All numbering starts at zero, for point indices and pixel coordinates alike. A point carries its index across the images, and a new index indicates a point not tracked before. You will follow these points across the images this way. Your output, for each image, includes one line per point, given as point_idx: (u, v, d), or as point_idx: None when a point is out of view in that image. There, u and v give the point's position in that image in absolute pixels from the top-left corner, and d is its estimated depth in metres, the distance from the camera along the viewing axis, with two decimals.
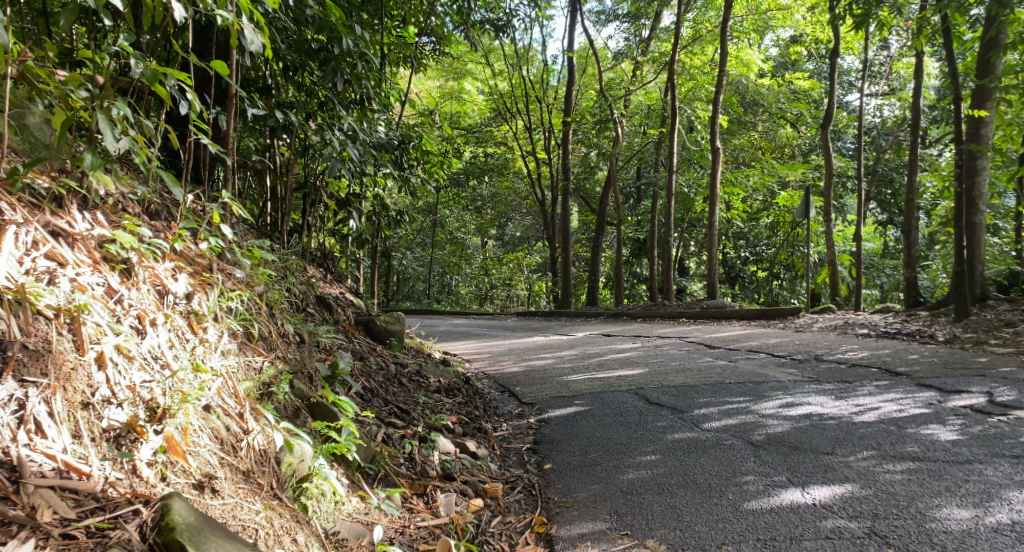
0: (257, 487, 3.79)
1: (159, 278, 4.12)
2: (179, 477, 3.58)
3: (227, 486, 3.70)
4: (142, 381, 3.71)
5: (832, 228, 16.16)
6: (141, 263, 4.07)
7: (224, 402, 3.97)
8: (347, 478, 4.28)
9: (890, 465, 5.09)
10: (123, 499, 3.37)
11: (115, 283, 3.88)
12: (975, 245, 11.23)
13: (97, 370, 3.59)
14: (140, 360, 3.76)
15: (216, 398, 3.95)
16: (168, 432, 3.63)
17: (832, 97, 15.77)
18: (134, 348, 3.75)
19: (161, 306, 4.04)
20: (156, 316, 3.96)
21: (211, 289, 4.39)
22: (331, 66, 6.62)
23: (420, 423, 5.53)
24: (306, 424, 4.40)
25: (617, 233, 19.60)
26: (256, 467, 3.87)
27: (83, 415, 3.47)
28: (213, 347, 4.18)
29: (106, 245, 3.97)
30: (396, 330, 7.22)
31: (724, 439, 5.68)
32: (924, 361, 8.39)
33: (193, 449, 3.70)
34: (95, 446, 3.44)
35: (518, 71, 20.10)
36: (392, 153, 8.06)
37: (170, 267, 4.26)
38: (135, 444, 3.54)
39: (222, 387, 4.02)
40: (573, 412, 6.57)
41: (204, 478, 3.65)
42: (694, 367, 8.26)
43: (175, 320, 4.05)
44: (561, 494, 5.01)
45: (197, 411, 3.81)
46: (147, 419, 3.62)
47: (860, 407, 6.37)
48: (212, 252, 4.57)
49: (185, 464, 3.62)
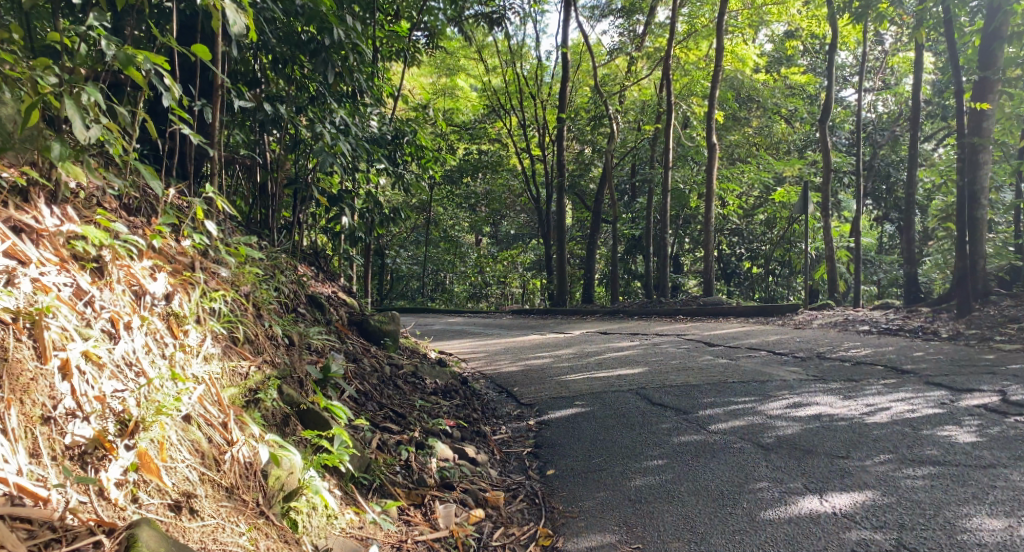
0: (241, 505, 3.54)
1: (135, 278, 3.85)
2: (152, 498, 3.31)
3: (208, 505, 3.44)
4: (113, 391, 3.44)
5: (831, 223, 15.80)
6: (115, 262, 3.81)
7: (206, 411, 3.72)
8: (340, 490, 4.03)
9: (910, 470, 4.85)
10: (84, 528, 3.06)
11: (84, 283, 3.63)
12: (978, 239, 10.99)
13: (61, 381, 3.31)
14: (111, 368, 3.48)
15: (197, 407, 3.69)
16: (140, 448, 3.36)
17: (830, 92, 15.47)
18: (104, 355, 3.49)
19: (136, 308, 3.78)
20: (131, 319, 3.70)
21: (193, 289, 4.14)
22: (321, 58, 6.42)
23: (416, 428, 5.29)
24: (295, 431, 4.15)
25: (613, 230, 19.18)
26: (241, 482, 3.62)
27: (43, 430, 3.18)
28: (195, 352, 3.92)
29: (75, 242, 3.71)
30: (391, 330, 6.97)
31: (732, 442, 5.43)
32: (930, 358, 8.16)
33: (169, 465, 3.43)
34: (56, 466, 3.15)
35: (512, 67, 19.73)
36: (385, 148, 7.80)
37: (148, 265, 4.00)
38: (103, 462, 3.26)
39: (204, 394, 3.78)
40: (575, 414, 6.33)
41: (181, 497, 3.39)
42: (695, 366, 8.02)
43: (152, 323, 3.80)
44: (565, 502, 4.77)
45: (175, 423, 3.56)
46: (117, 434, 3.34)
47: (871, 407, 6.13)
48: (194, 250, 4.34)
49: (159, 482, 3.35)
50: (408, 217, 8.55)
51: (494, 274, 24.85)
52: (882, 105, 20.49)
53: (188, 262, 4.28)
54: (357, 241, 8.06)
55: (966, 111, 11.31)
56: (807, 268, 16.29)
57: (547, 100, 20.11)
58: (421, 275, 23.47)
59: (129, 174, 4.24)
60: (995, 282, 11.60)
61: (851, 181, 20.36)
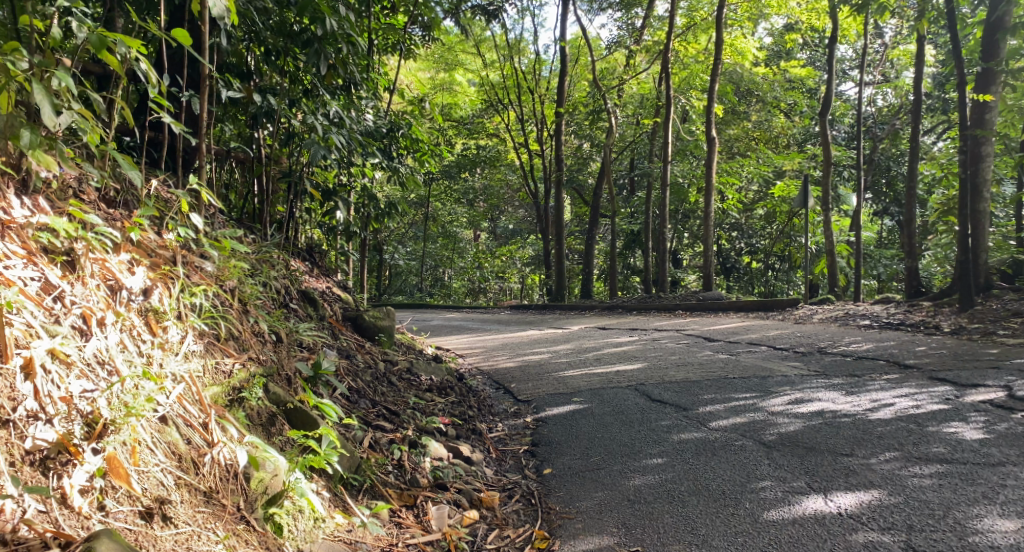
0: (219, 510, 3.42)
1: (110, 272, 3.71)
2: (122, 505, 3.20)
3: (183, 511, 3.32)
4: (81, 391, 3.32)
5: (831, 217, 15.60)
6: (88, 255, 3.67)
7: (185, 411, 3.58)
8: (328, 491, 3.90)
9: (916, 469, 4.72)
10: (40, 539, 2.96)
11: (54, 278, 3.50)
12: (980, 232, 10.82)
13: (24, 381, 3.20)
14: (80, 367, 3.36)
15: (176, 407, 3.56)
16: (108, 452, 3.24)
17: (831, 86, 15.28)
18: (72, 353, 3.36)
19: (111, 303, 3.65)
20: (104, 316, 3.57)
21: (174, 283, 4.00)
22: (314, 48, 6.20)
23: (410, 426, 5.16)
24: (282, 432, 4.00)
25: (612, 225, 18.99)
26: (220, 486, 3.49)
27: (3, 434, 3.07)
28: (174, 350, 3.79)
29: (44, 234, 3.58)
30: (385, 326, 6.83)
31: (734, 439, 5.30)
32: (932, 353, 8.02)
33: (140, 470, 3.30)
34: (16, 472, 3.05)
35: (509, 61, 19.55)
36: (379, 140, 7.64)
37: (125, 259, 3.86)
38: (68, 467, 3.15)
39: (184, 394, 3.64)
40: (572, 410, 6.19)
41: (153, 503, 3.27)
42: (695, 361, 7.88)
43: (128, 319, 3.66)
44: (563, 503, 4.63)
45: (149, 424, 3.43)
46: (83, 437, 3.23)
47: (875, 403, 5.99)
48: (176, 243, 4.18)
49: (129, 488, 3.23)
50: (403, 212, 8.40)
51: (493, 269, 24.42)
52: (882, 99, 20.31)
53: (169, 256, 4.13)
54: (351, 236, 7.91)
55: (968, 102, 11.16)
56: (808, 263, 16.10)
57: (545, 95, 19.90)
58: (420, 271, 23.27)
59: (108, 166, 4.12)
60: (997, 276, 11.45)
61: (852, 175, 20.16)
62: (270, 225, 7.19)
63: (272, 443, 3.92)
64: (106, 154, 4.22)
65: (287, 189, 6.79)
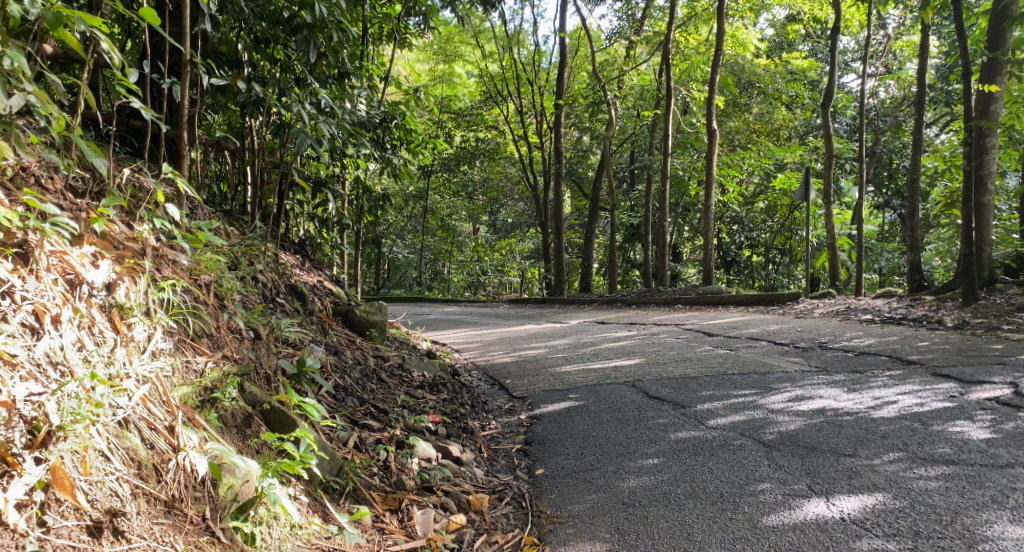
0: (180, 521, 3.30)
1: (69, 266, 3.56)
2: (66, 520, 3.07)
3: (138, 525, 3.20)
4: (29, 394, 3.17)
5: (832, 210, 15.37)
6: (45, 247, 3.50)
7: (149, 414, 3.45)
8: (306, 496, 3.76)
9: (922, 470, 4.55)
10: None
11: (4, 272, 3.33)
12: (985, 225, 10.60)
13: None
14: (28, 368, 3.22)
15: (138, 410, 3.42)
16: (52, 461, 3.10)
17: (833, 77, 15.06)
18: (19, 353, 3.22)
19: (69, 298, 3.49)
20: (60, 312, 3.41)
21: (141, 277, 3.85)
22: (303, 35, 5.94)
23: (398, 425, 4.98)
24: (258, 433, 3.83)
25: (611, 218, 18.74)
26: (183, 495, 3.37)
27: None
28: (140, 348, 3.65)
29: None
30: (377, 321, 6.65)
31: (733, 438, 5.12)
32: (935, 348, 7.84)
33: (91, 480, 3.17)
34: None
35: (509, 53, 19.28)
36: (372, 131, 7.43)
37: (88, 252, 3.70)
38: (5, 480, 3.01)
39: (149, 394, 3.51)
40: (568, 407, 6.02)
41: (103, 516, 3.14)
42: (694, 357, 7.70)
43: (88, 316, 3.51)
44: (554, 506, 4.46)
45: (107, 428, 3.29)
46: (25, 446, 3.08)
47: (877, 400, 5.81)
48: (146, 235, 4.02)
49: (74, 502, 3.10)
50: (398, 204, 8.21)
51: (492, 262, 23.19)
52: (885, 91, 20.03)
53: (138, 248, 3.97)
54: (343, 228, 7.72)
55: (974, 93, 10.94)
56: (808, 256, 15.86)
57: (545, 86, 19.63)
58: (419, 265, 23.06)
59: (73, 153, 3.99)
60: (999, 270, 11.26)
61: (854, 168, 19.90)
62: (259, 217, 7.01)
63: (247, 446, 3.75)
64: (71, 141, 4.09)
65: (275, 181, 6.60)
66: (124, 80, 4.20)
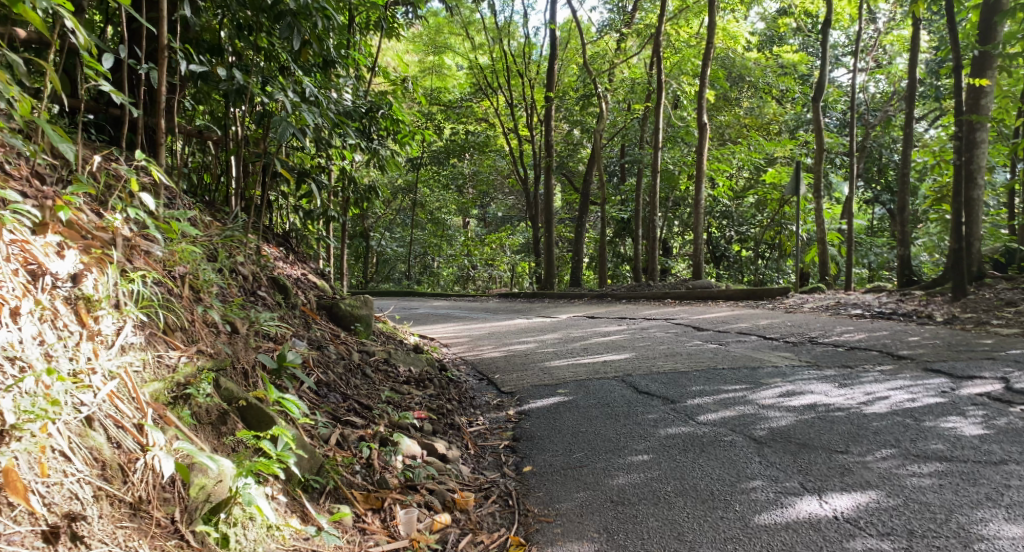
0: (146, 525, 3.19)
1: (32, 256, 3.46)
2: (19, 525, 2.96)
3: (100, 529, 3.09)
4: None
5: (822, 205, 15.28)
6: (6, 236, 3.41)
7: (116, 411, 3.36)
8: (285, 496, 3.66)
9: (915, 467, 4.47)
10: None
11: None
12: (974, 219, 10.54)
13: None
14: None
15: (105, 407, 3.33)
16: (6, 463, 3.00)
17: (824, 72, 14.95)
18: None
19: (31, 290, 3.39)
20: (20, 305, 3.31)
21: (110, 266, 3.74)
22: (286, 21, 5.83)
23: (381, 421, 4.87)
24: (234, 431, 3.72)
25: (602, 212, 18.60)
26: (151, 497, 3.27)
27: None
28: (108, 343, 3.55)
29: None
30: (363, 315, 6.53)
31: (723, 434, 5.03)
32: (925, 343, 7.77)
33: (48, 483, 3.06)
34: None
35: (499, 45, 19.10)
36: (358, 121, 7.29)
37: (53, 242, 3.60)
38: None
39: (117, 391, 3.42)
40: (556, 403, 5.92)
41: (61, 521, 3.04)
42: (684, 351, 7.61)
43: (52, 309, 3.42)
44: (542, 504, 4.36)
45: (67, 426, 3.19)
46: None
47: (868, 396, 5.73)
48: (115, 225, 3.92)
49: (29, 506, 2.99)
50: (385, 196, 8.08)
51: (482, 256, 23.07)
52: (876, 85, 19.96)
53: (108, 237, 3.87)
54: (329, 221, 7.60)
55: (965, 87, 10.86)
56: (798, 251, 15.78)
57: (534, 78, 19.47)
58: (408, 259, 22.92)
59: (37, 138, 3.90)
60: (988, 264, 11.19)
61: (844, 162, 19.84)
62: (243, 209, 6.88)
63: (222, 444, 3.64)
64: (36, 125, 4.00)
65: (257, 172, 6.46)
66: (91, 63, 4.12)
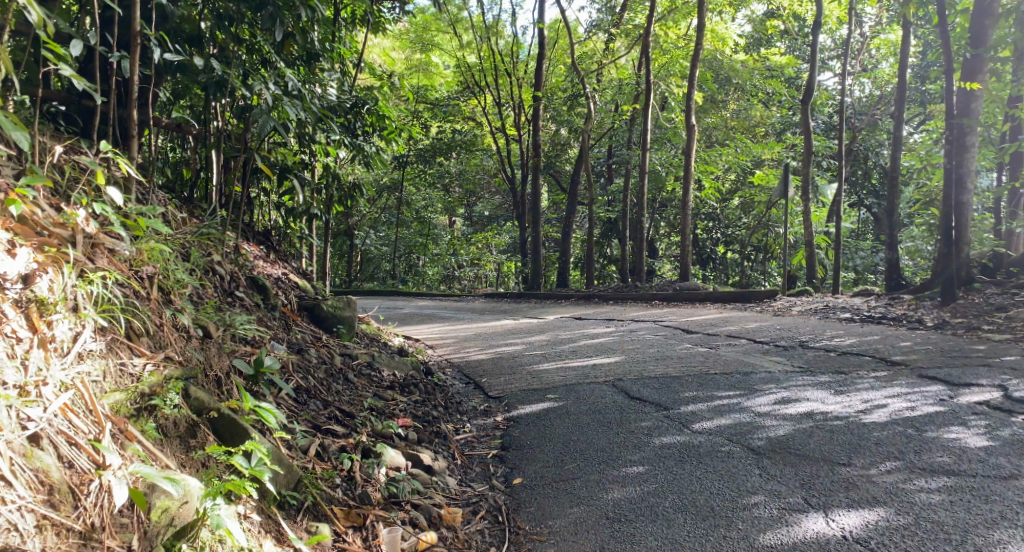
0: None
1: None
2: None
3: None
4: None
5: (810, 208, 15.10)
6: None
7: (69, 426, 3.12)
8: (259, 514, 3.43)
9: (922, 482, 4.27)
10: None
11: None
12: (963, 223, 10.34)
13: None
14: None
15: (56, 422, 3.09)
16: None
17: (813, 74, 14.74)
18: None
19: None
20: None
21: (66, 265, 3.50)
22: (269, 12, 5.58)
23: (364, 430, 4.64)
24: (204, 445, 3.49)
25: (589, 212, 18.33)
26: (107, 524, 3.02)
27: None
28: (64, 349, 3.30)
29: None
30: (345, 317, 6.28)
31: (720, 444, 4.82)
32: (919, 349, 7.59)
33: None
34: None
35: (486, 43, 18.83)
36: (340, 115, 7.02)
37: (4, 239, 3.35)
38: None
39: (71, 404, 3.18)
40: (546, 409, 5.69)
41: None
42: (675, 355, 7.41)
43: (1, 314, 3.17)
44: (533, 521, 4.15)
45: (13, 446, 2.95)
46: None
47: (867, 404, 5.52)
48: (75, 221, 3.70)
49: None
50: (369, 193, 7.82)
51: (468, 255, 22.85)
52: (863, 88, 19.79)
53: (65, 234, 3.63)
54: (311, 219, 7.34)
55: (954, 92, 10.27)
56: (785, 254, 15.56)
57: (523, 78, 19.23)
58: (393, 258, 22.66)
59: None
60: (977, 268, 10.99)
61: (832, 165, 19.71)
62: (221, 205, 6.62)
63: (191, 459, 3.40)
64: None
65: (237, 168, 6.21)
66: (52, 46, 4.02)
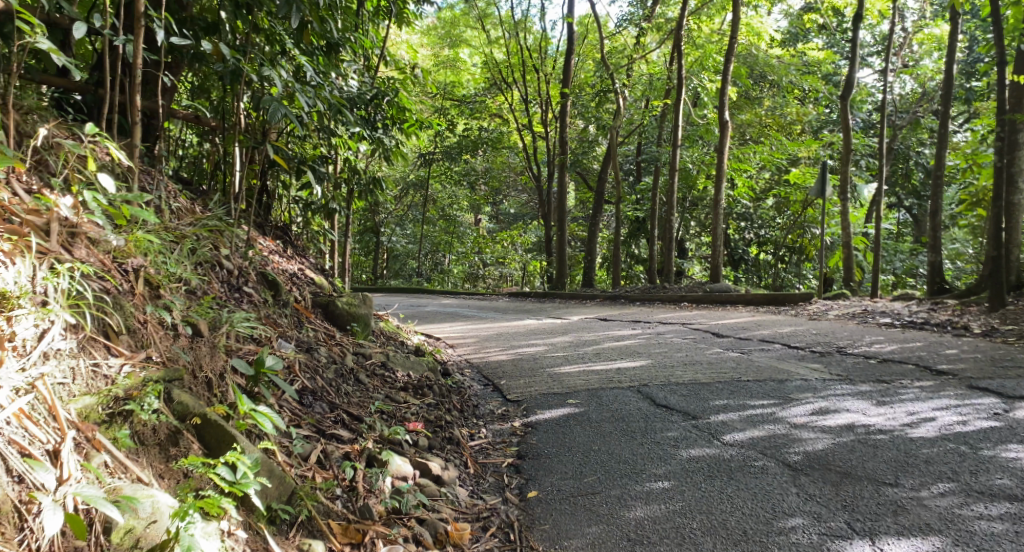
0: None
1: None
2: None
3: None
4: None
5: (848, 207, 14.54)
6: None
7: (25, 435, 2.89)
8: (245, 530, 3.16)
9: (981, 507, 3.88)
10: None
11: None
12: (1014, 224, 9.79)
13: None
14: None
15: (9, 431, 2.86)
16: None
17: (852, 70, 14.11)
18: None
19: None
20: None
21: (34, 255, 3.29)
22: None
23: (370, 435, 4.32)
24: (186, 454, 3.23)
25: (616, 211, 17.79)
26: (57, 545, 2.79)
27: None
28: (27, 348, 3.07)
29: None
30: (359, 314, 5.95)
31: (753, 458, 4.45)
32: (966, 357, 7.13)
33: None
34: None
35: (514, 38, 18.37)
36: (358, 105, 6.67)
37: None
38: None
39: (30, 409, 2.95)
40: (566, 414, 5.34)
41: None
42: (707, 359, 7.03)
43: None
44: (547, 541, 3.83)
45: None
46: None
47: (913, 416, 5.11)
48: (48, 206, 3.49)
49: None
50: (388, 186, 7.47)
51: (493, 254, 22.54)
52: (904, 84, 19.10)
53: (39, 223, 3.43)
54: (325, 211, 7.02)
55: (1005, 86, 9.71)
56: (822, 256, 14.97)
57: (551, 74, 18.80)
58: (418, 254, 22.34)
59: None
60: None
61: (870, 164, 19.05)
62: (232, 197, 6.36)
63: (170, 470, 3.15)
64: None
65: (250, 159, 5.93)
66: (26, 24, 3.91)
